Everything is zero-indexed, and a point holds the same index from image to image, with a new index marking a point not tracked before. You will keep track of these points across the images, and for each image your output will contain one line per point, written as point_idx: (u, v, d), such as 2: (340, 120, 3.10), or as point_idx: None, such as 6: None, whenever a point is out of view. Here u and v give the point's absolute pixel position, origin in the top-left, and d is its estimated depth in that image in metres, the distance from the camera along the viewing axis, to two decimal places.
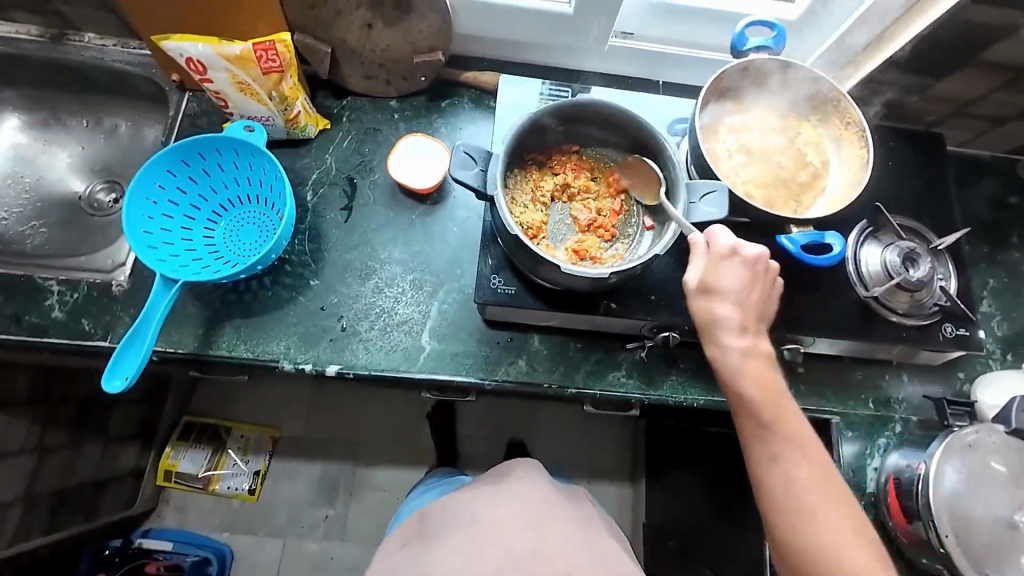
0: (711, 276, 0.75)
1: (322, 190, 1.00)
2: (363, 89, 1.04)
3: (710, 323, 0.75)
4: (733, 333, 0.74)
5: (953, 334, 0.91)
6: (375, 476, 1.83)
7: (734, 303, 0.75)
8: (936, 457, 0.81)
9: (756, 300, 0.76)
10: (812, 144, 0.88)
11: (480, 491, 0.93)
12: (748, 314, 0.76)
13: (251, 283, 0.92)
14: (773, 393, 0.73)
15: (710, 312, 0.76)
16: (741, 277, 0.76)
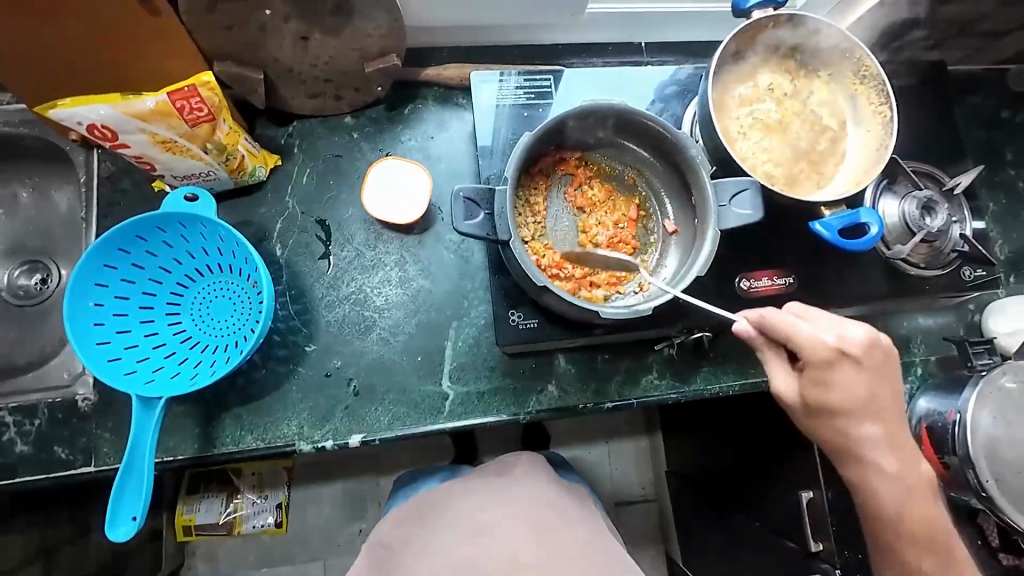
0: (815, 417, 0.70)
1: (291, 239, 0.86)
2: (310, 110, 0.88)
3: (826, 408, 0.69)
4: (841, 395, 0.68)
5: (972, 277, 0.91)
6: None
7: (867, 424, 0.70)
8: (970, 407, 0.83)
9: (891, 417, 0.71)
10: (826, 104, 0.81)
11: (491, 481, 0.91)
12: (875, 382, 0.69)
13: (240, 365, 0.82)
14: (929, 525, 0.74)
15: (825, 407, 0.69)
16: (865, 382, 0.68)
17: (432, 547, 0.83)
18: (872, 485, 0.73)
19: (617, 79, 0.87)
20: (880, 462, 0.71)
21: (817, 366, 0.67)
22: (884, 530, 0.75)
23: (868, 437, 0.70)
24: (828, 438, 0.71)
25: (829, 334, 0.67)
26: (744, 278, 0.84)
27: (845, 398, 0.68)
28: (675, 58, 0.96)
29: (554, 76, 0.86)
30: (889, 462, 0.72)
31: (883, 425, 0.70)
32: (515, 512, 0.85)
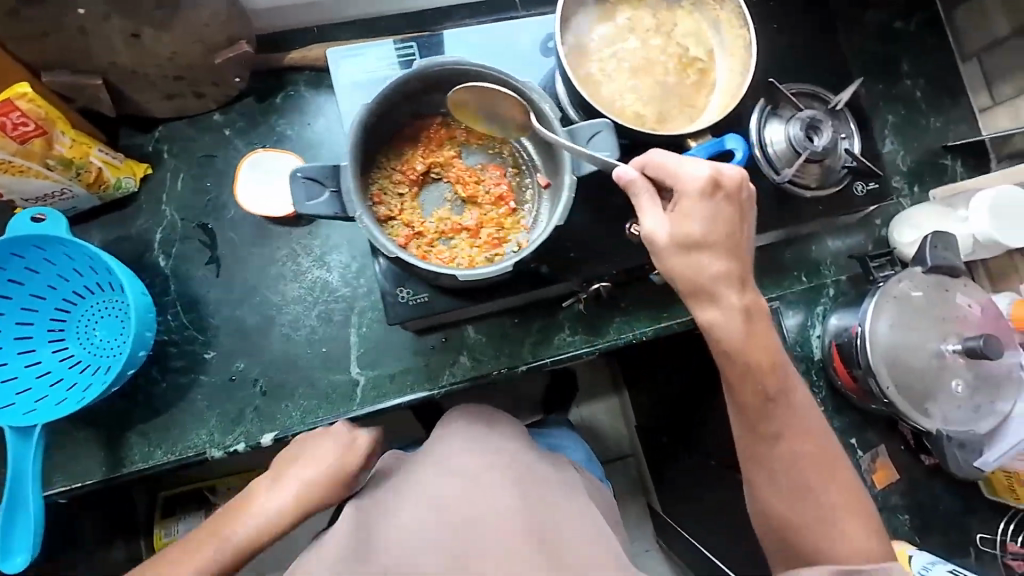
0: (674, 248, 0.65)
1: (174, 248, 0.84)
2: (172, 112, 0.85)
3: (697, 273, 0.65)
4: (709, 252, 0.66)
5: (865, 191, 0.91)
6: None
7: (720, 256, 0.66)
8: (868, 316, 0.84)
9: (735, 246, 0.67)
10: (692, 35, 0.79)
11: (483, 436, 0.75)
12: (731, 248, 0.67)
13: (138, 382, 0.81)
14: (764, 363, 0.69)
15: (695, 263, 0.66)
16: (715, 228, 0.65)
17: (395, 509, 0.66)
18: (716, 326, 0.68)
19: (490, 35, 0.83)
20: (733, 300, 0.67)
21: (681, 210, 0.65)
22: (740, 375, 0.70)
23: (732, 310, 0.67)
24: (681, 277, 0.66)
25: (698, 172, 0.64)
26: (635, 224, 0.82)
27: (693, 221, 0.65)
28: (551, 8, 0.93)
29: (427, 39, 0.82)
30: (736, 297, 0.67)
31: (743, 294, 0.67)
32: (508, 484, 0.67)
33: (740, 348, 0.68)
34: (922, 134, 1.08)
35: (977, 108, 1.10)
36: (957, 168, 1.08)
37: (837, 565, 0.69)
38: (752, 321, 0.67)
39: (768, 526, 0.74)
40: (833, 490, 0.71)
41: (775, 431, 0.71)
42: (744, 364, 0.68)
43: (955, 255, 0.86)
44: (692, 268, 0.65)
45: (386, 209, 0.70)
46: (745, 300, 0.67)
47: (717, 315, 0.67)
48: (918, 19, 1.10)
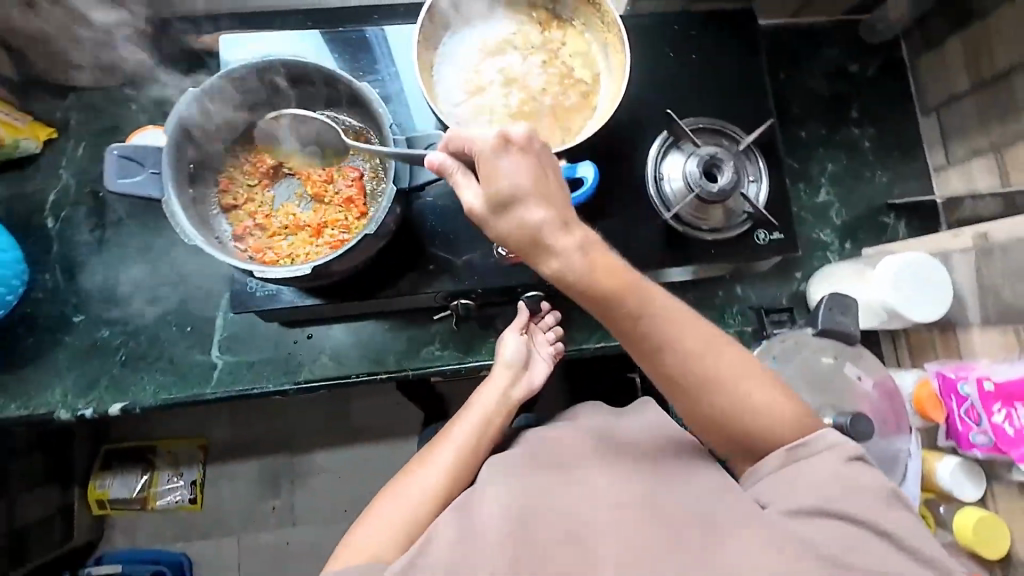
0: (496, 213, 0.57)
1: (65, 212, 0.87)
2: (83, 82, 0.88)
3: (528, 234, 0.56)
4: (530, 205, 0.56)
5: (767, 240, 0.85)
6: (315, 459, 1.73)
7: (541, 202, 0.56)
8: None
9: (556, 194, 0.57)
10: (578, 57, 0.76)
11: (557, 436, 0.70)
12: (552, 197, 0.57)
13: (7, 335, 0.84)
14: (622, 287, 0.58)
15: (520, 224, 0.56)
16: (522, 172, 0.56)
17: (490, 489, 0.62)
18: (566, 271, 0.57)
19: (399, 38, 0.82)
20: (573, 244, 0.57)
21: (484, 174, 0.57)
22: (609, 314, 0.59)
23: (573, 252, 0.57)
24: (513, 241, 0.57)
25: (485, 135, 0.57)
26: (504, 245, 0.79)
27: (501, 179, 0.56)
28: None
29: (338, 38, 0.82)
30: (566, 240, 0.57)
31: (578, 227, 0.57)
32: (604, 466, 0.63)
33: (601, 289, 0.57)
34: (864, 187, 1.00)
35: (932, 166, 1.01)
36: (899, 228, 1.00)
37: (786, 448, 0.59)
38: (593, 252, 0.57)
39: (719, 437, 0.62)
40: (730, 371, 0.60)
41: (656, 343, 0.59)
42: (607, 300, 0.58)
43: (853, 321, 0.79)
44: (516, 227, 0.56)
45: (233, 197, 0.71)
46: (578, 238, 0.57)
47: (567, 269, 0.57)
48: (876, 64, 1.03)
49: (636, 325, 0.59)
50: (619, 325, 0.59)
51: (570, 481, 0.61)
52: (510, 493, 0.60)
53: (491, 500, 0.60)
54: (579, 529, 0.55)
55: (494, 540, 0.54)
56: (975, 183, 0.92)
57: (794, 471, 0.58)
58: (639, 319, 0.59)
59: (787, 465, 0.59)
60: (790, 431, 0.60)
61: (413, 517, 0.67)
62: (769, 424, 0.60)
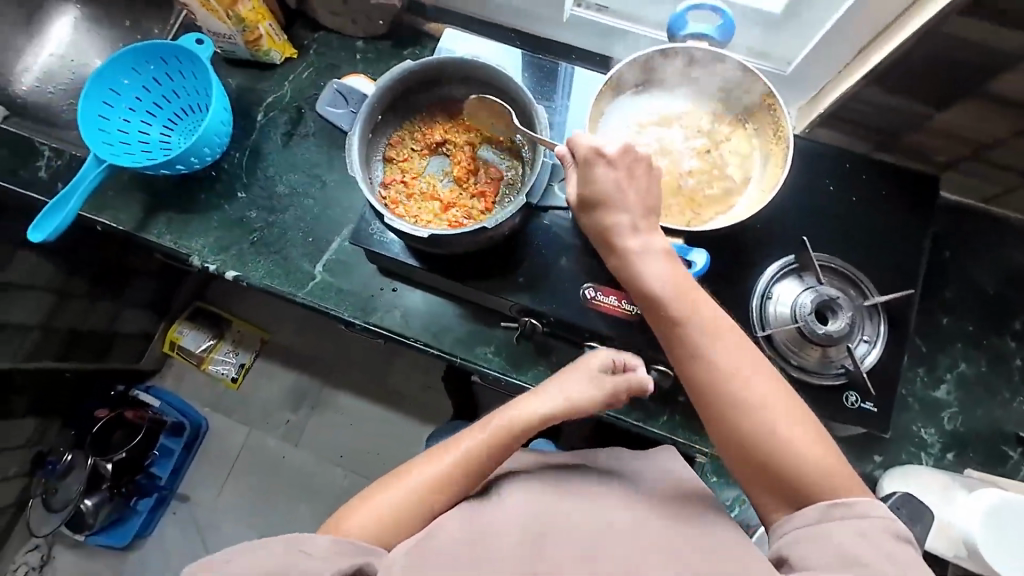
0: (584, 209, 0.69)
1: (272, 113, 1.06)
2: (332, 25, 1.08)
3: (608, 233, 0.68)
4: (615, 206, 0.68)
5: (855, 406, 0.78)
6: (340, 397, 1.87)
7: (625, 207, 0.67)
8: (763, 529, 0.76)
9: (648, 206, 0.68)
10: (737, 155, 0.79)
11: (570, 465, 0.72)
12: (637, 207, 0.68)
13: (189, 185, 1.03)
14: (679, 295, 0.64)
15: (606, 226, 0.68)
16: (615, 177, 0.67)
17: (519, 494, 0.66)
18: (635, 269, 0.66)
19: (585, 81, 0.92)
20: (642, 247, 0.67)
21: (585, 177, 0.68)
22: (663, 321, 0.65)
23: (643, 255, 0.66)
24: (597, 235, 0.69)
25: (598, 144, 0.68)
26: (591, 288, 0.84)
27: (600, 178, 0.68)
28: None
29: (532, 61, 0.94)
30: (637, 244, 0.67)
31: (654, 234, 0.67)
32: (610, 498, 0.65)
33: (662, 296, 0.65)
34: (996, 405, 0.89)
35: None
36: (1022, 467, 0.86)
37: (825, 502, 0.57)
38: (660, 262, 0.66)
39: (751, 470, 0.60)
40: (774, 400, 0.60)
41: (698, 355, 0.62)
42: (662, 300, 0.64)
43: (918, 535, 0.70)
44: (602, 223, 0.68)
45: (394, 152, 0.81)
46: (648, 245, 0.67)
47: (639, 270, 0.66)
48: None
49: (681, 338, 0.63)
50: (671, 328, 0.64)
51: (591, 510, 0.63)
52: (527, 506, 0.64)
53: (511, 506, 0.64)
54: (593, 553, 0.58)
55: (506, 548, 0.58)
56: None
57: (834, 531, 0.55)
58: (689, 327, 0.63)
59: (824, 522, 0.56)
60: (826, 483, 0.57)
61: (421, 503, 0.67)
62: (802, 462, 0.58)
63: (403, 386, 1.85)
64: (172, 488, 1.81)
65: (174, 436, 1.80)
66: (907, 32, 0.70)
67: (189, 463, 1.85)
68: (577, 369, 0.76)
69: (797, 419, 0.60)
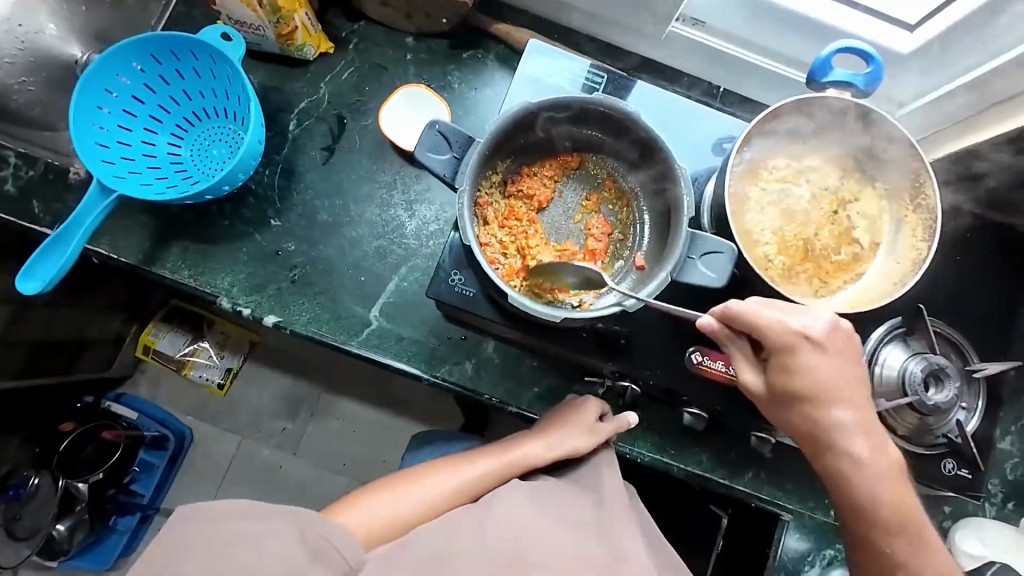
0: (802, 406, 0.59)
1: (308, 122, 0.89)
2: (379, 17, 0.91)
3: (815, 414, 0.59)
4: (821, 381, 0.58)
5: (952, 474, 0.79)
6: (343, 406, 1.74)
7: (855, 409, 0.59)
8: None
9: (858, 390, 0.59)
10: (866, 218, 0.73)
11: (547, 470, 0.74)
12: (862, 410, 0.60)
13: (209, 207, 0.86)
14: (890, 500, 0.60)
15: (817, 420, 0.59)
16: (828, 364, 0.58)
17: (506, 507, 0.66)
18: (862, 478, 0.59)
19: (686, 113, 0.82)
20: (851, 437, 0.59)
21: (790, 362, 0.58)
22: (855, 517, 0.61)
23: (839, 430, 0.59)
24: (803, 432, 0.61)
25: (804, 322, 0.58)
26: (697, 351, 0.77)
27: (825, 376, 0.58)
28: (746, 117, 0.90)
29: (626, 84, 0.82)
30: (864, 448, 0.59)
31: (859, 415, 0.59)
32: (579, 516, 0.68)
33: (840, 482, 0.61)
34: None
35: None
36: None
37: None
38: (878, 468, 0.59)
39: None
40: None
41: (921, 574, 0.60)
42: (873, 510, 0.59)
43: None
44: (811, 417, 0.59)
45: (491, 208, 0.70)
46: (870, 450, 0.59)
47: (846, 468, 0.60)
48: None
49: (900, 558, 0.61)
50: (878, 535, 0.61)
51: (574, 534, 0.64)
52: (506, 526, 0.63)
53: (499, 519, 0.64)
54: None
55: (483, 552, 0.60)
56: None
57: None
58: (904, 535, 0.60)
59: None
60: None
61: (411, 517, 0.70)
62: None
63: (413, 395, 1.75)
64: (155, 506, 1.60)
65: (156, 450, 1.61)
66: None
67: (172, 479, 1.66)
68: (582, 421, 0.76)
69: None
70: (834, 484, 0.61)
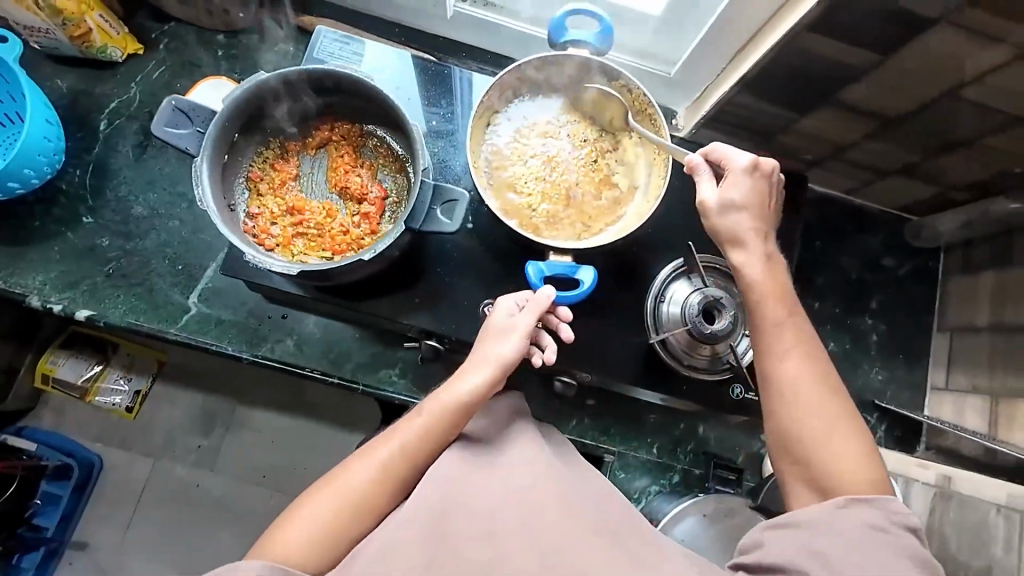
0: (727, 214, 0.67)
1: (119, 121, 0.92)
2: (184, 17, 0.94)
3: (715, 214, 0.67)
4: (729, 189, 0.67)
5: (740, 397, 0.84)
6: (254, 416, 1.55)
7: (755, 211, 0.67)
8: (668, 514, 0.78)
9: (762, 212, 0.67)
10: (624, 165, 0.79)
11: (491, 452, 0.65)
12: (767, 218, 0.68)
13: (19, 210, 0.87)
14: (772, 290, 0.66)
15: (734, 221, 0.66)
16: (757, 180, 0.67)
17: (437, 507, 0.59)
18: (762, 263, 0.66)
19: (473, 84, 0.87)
20: (758, 238, 0.66)
21: (732, 180, 0.67)
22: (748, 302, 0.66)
23: (747, 227, 0.66)
24: (715, 233, 0.67)
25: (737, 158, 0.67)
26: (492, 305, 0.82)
27: (742, 194, 0.66)
28: None
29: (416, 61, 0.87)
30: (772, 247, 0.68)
31: (761, 216, 0.67)
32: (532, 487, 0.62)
33: (758, 288, 0.65)
34: (858, 377, 1.00)
35: (931, 384, 0.99)
36: (878, 430, 0.98)
37: (842, 499, 0.57)
38: (774, 266, 0.66)
39: (782, 458, 0.62)
40: (827, 396, 0.61)
41: (777, 352, 0.63)
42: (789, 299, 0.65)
43: None
44: (738, 220, 0.66)
45: (263, 179, 0.73)
46: (772, 249, 0.67)
47: (746, 257, 0.66)
48: (911, 266, 1.04)
49: (781, 344, 0.64)
50: (762, 308, 0.65)
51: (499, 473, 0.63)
52: (436, 484, 0.61)
53: (427, 505, 0.59)
54: (503, 535, 0.58)
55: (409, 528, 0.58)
56: (966, 418, 0.89)
57: (836, 507, 0.56)
58: (785, 331, 0.64)
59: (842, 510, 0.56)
60: (841, 475, 0.58)
61: (335, 533, 0.60)
62: (818, 438, 0.60)
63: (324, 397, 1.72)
64: (63, 538, 1.46)
65: (59, 480, 1.44)
66: (767, 43, 0.73)
67: (83, 510, 1.49)
68: (499, 331, 0.68)
69: (850, 430, 0.60)
70: (738, 272, 0.66)
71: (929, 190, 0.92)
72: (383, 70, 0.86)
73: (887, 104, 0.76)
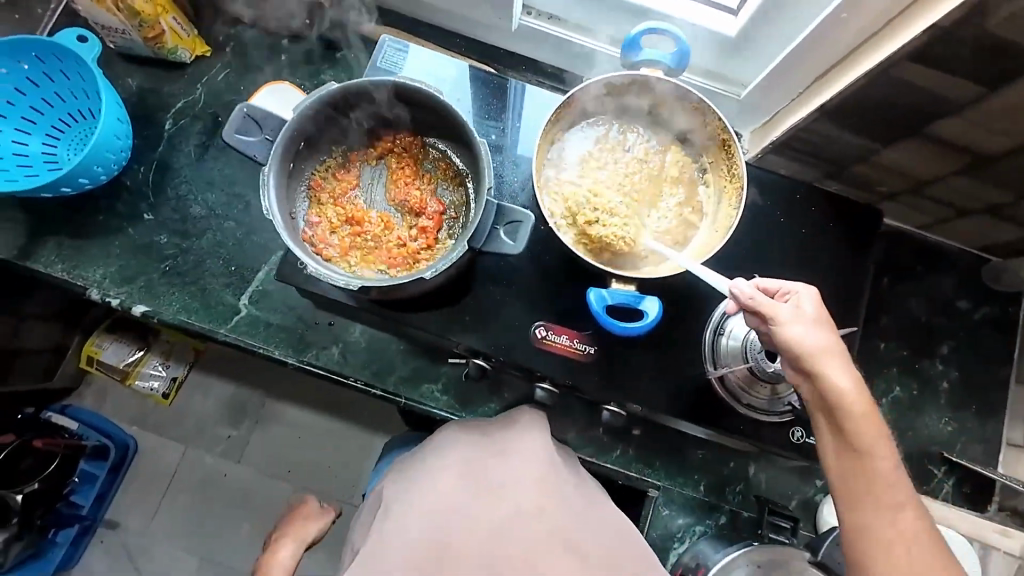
0: (814, 331, 0.61)
1: (183, 120, 0.93)
2: (252, 20, 0.95)
3: (810, 332, 0.61)
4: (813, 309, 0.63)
5: (801, 441, 0.80)
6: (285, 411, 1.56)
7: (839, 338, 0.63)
8: (732, 556, 0.74)
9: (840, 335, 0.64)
10: (691, 190, 0.75)
11: (498, 455, 0.74)
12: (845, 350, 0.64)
13: (86, 204, 0.89)
14: (871, 423, 0.60)
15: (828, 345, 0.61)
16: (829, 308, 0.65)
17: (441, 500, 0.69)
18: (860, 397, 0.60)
19: (532, 97, 0.84)
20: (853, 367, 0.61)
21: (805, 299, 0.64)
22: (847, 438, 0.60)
23: (841, 356, 0.61)
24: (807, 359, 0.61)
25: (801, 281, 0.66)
26: (542, 326, 0.79)
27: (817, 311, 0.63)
28: None
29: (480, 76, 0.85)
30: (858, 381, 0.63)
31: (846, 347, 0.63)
32: (528, 488, 0.70)
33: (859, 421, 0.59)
34: (925, 427, 0.93)
35: (1006, 439, 0.93)
36: (944, 485, 0.91)
37: None
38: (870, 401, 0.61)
39: None
40: (935, 552, 0.56)
41: (884, 498, 0.58)
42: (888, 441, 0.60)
43: None
44: (828, 345, 0.61)
45: (324, 187, 0.72)
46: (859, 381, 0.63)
47: (846, 390, 0.60)
48: (988, 310, 0.97)
49: (887, 492, 0.58)
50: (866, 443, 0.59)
51: (497, 509, 0.68)
52: (445, 494, 0.70)
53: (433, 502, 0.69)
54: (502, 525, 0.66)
55: (410, 554, 0.63)
56: None
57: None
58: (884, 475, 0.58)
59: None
60: None
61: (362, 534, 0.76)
62: None
63: None
64: (97, 516, 1.46)
65: (97, 460, 1.44)
66: (860, 70, 0.68)
67: (116, 489, 1.50)
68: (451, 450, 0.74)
69: None
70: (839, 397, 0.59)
71: (1013, 232, 0.87)
72: (445, 79, 0.85)
73: (984, 139, 0.70)
